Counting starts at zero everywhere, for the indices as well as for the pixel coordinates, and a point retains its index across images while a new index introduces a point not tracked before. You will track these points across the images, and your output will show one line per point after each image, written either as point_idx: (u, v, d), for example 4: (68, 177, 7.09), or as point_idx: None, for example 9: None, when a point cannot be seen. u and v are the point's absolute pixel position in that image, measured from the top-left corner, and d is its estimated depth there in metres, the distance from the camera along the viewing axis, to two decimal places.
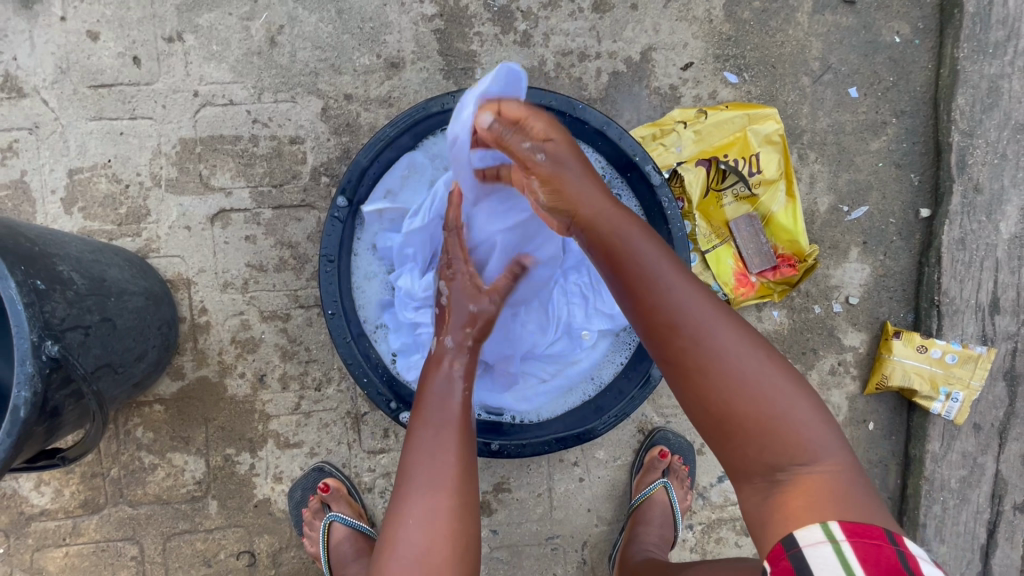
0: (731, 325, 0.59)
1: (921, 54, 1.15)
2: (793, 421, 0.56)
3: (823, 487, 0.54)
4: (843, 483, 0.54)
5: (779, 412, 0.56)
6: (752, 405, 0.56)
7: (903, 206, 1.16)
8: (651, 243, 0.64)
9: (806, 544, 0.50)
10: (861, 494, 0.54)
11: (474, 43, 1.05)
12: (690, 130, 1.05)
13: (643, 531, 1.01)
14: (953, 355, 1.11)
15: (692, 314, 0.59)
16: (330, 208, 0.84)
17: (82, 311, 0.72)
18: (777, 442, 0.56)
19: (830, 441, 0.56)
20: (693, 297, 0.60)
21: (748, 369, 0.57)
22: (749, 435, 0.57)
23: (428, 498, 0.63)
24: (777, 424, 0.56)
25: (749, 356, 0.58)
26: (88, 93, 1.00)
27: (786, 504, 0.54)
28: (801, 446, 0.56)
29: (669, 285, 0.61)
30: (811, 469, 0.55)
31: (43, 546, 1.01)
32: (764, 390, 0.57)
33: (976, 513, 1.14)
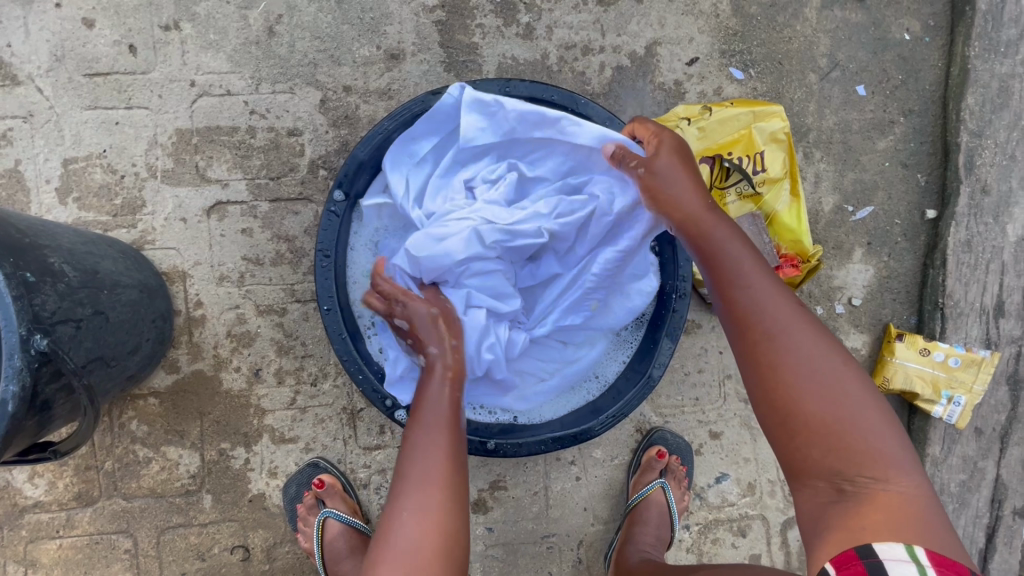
0: (815, 329, 0.61)
1: (931, 52, 1.13)
2: (870, 435, 0.56)
3: (894, 504, 0.54)
4: (915, 503, 0.54)
5: (857, 423, 0.56)
6: (826, 408, 0.57)
7: (909, 206, 1.14)
8: (742, 244, 0.67)
9: (887, 556, 0.50)
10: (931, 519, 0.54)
11: (476, 35, 1.03)
12: (694, 126, 1.02)
13: (640, 532, 1.00)
14: (956, 359, 1.09)
15: (775, 312, 0.61)
16: (327, 201, 0.85)
17: (73, 304, 0.70)
18: (854, 451, 0.56)
19: (904, 460, 0.56)
20: (780, 297, 0.62)
21: (830, 374, 0.58)
22: (823, 438, 0.57)
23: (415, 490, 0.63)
24: (852, 433, 0.56)
25: (832, 362, 0.59)
26: (83, 81, 0.98)
27: (852, 514, 0.55)
28: (874, 460, 0.55)
29: (755, 283, 0.63)
30: (883, 483, 0.55)
31: (36, 537, 1.00)
32: (844, 397, 0.57)
33: (975, 517, 1.13)
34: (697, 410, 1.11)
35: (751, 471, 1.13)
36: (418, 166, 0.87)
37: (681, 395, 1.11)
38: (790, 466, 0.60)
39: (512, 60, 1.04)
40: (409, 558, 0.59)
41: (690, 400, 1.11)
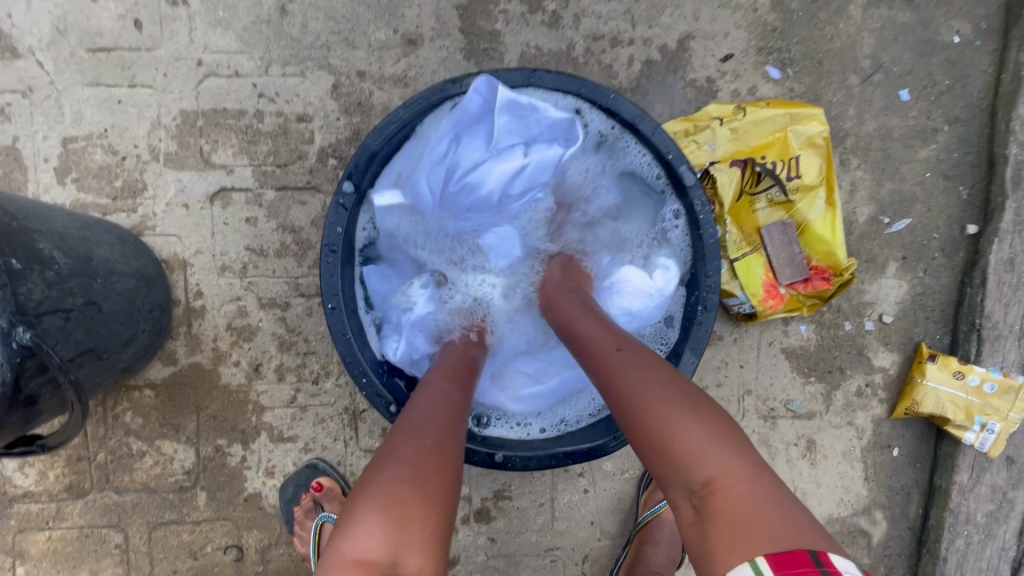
0: (637, 360, 0.60)
1: (981, 56, 1.06)
2: (680, 437, 0.52)
3: (730, 511, 0.48)
4: (755, 501, 0.48)
5: (666, 432, 0.53)
6: (645, 416, 0.55)
7: (948, 220, 1.08)
8: (579, 302, 0.74)
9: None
10: (769, 505, 0.48)
11: (499, 22, 0.98)
12: (726, 127, 0.97)
13: (650, 552, 0.95)
14: (993, 384, 1.03)
15: (597, 347, 0.65)
16: (336, 193, 0.77)
17: (63, 294, 0.66)
18: (676, 465, 0.51)
19: (722, 447, 0.51)
20: (601, 334, 0.66)
21: (643, 385, 0.57)
22: (650, 453, 0.54)
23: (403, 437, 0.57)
24: (668, 436, 0.53)
25: (649, 373, 0.58)
26: (86, 56, 0.94)
27: (712, 530, 0.48)
28: (696, 458, 0.51)
29: (583, 329, 0.69)
30: (717, 489, 0.49)
31: (25, 528, 0.97)
32: (651, 403, 0.55)
33: (1001, 550, 1.08)
34: None
35: None
36: (433, 163, 0.79)
37: None
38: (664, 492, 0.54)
39: (535, 50, 0.99)
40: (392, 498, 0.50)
41: None
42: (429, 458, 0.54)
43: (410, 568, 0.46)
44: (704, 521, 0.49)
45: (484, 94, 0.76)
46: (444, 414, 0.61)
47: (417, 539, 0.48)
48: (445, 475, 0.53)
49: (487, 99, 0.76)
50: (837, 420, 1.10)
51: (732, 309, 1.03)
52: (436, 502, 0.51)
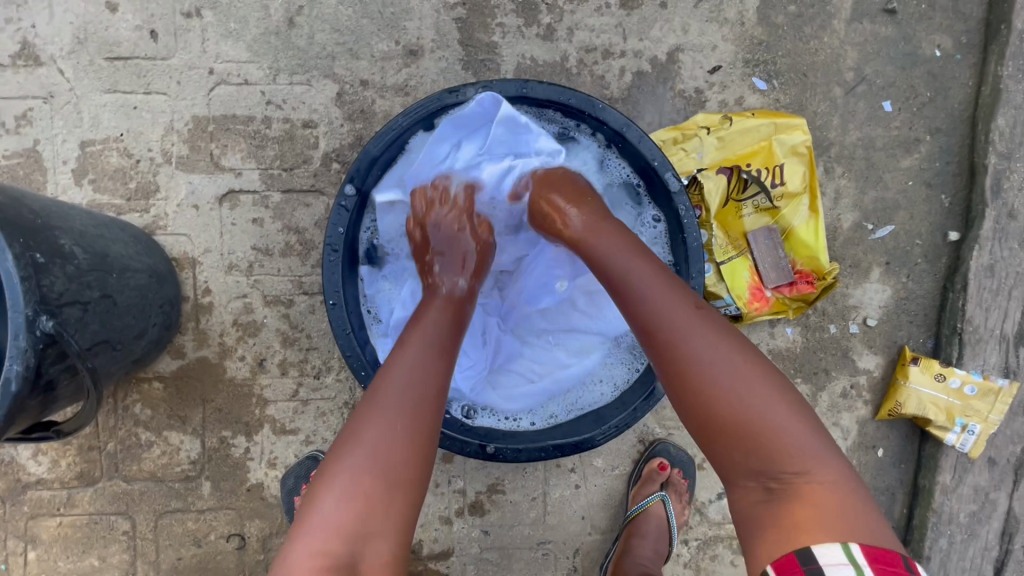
0: (726, 335, 0.61)
1: (962, 70, 1.10)
2: (775, 424, 0.57)
3: (820, 496, 0.56)
4: (837, 488, 0.57)
5: (762, 416, 0.58)
6: (736, 395, 0.58)
7: (931, 226, 1.11)
8: (634, 252, 0.69)
9: (827, 563, 0.51)
10: (847, 499, 0.56)
11: (496, 34, 1.02)
12: (713, 136, 1.02)
13: (638, 544, 0.99)
14: (972, 387, 1.06)
15: (673, 316, 0.62)
16: (338, 195, 0.81)
17: (82, 287, 0.70)
18: (769, 450, 0.57)
19: (810, 439, 0.58)
20: (676, 301, 0.63)
21: (735, 372, 0.59)
22: (734, 436, 0.58)
23: (378, 420, 0.59)
24: (762, 425, 0.57)
25: (737, 360, 0.60)
26: (104, 64, 0.99)
27: (788, 516, 0.56)
28: (791, 452, 0.57)
29: (651, 294, 0.64)
30: (809, 477, 0.57)
31: (37, 514, 1.01)
32: (750, 394, 0.58)
33: (983, 549, 1.11)
34: None
35: None
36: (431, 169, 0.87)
37: None
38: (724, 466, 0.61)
39: (531, 61, 1.03)
40: (360, 488, 0.56)
41: None
42: (401, 444, 0.58)
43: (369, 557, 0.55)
44: (779, 503, 0.57)
45: (485, 109, 0.82)
46: (426, 391, 0.62)
47: (381, 531, 0.56)
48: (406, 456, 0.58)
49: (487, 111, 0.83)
50: (823, 420, 1.13)
51: (719, 311, 1.06)
52: (403, 493, 0.57)
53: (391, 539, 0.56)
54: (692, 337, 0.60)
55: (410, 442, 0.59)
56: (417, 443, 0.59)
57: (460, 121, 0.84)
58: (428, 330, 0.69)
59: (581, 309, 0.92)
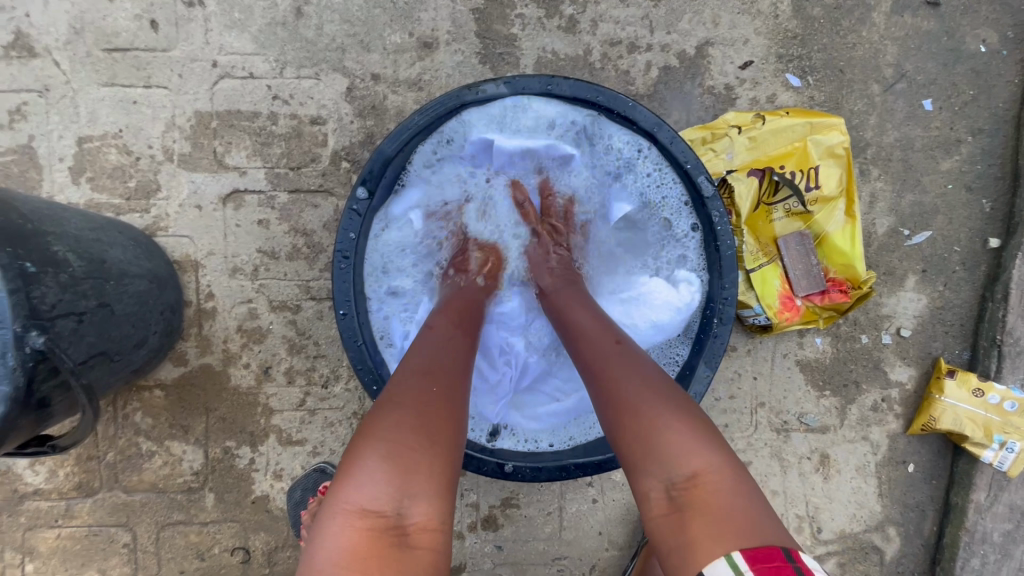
0: (639, 357, 0.62)
1: (1008, 66, 1.03)
2: (672, 430, 0.54)
3: (712, 502, 0.51)
4: (736, 495, 0.51)
5: (658, 423, 0.54)
6: (637, 406, 0.56)
7: (970, 233, 1.05)
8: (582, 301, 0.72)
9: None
10: (746, 506, 0.51)
11: (515, 26, 0.97)
12: (744, 136, 0.96)
13: (658, 560, 0.92)
14: (1012, 403, 1.01)
15: (595, 343, 0.64)
16: (349, 199, 0.76)
17: (76, 297, 0.66)
18: (665, 456, 0.53)
19: (710, 446, 0.53)
20: (600, 333, 0.65)
21: (642, 391, 0.57)
22: (641, 452, 0.54)
23: (411, 381, 0.59)
24: (661, 439, 0.54)
25: (639, 378, 0.58)
26: (102, 56, 0.94)
27: (688, 526, 0.50)
28: (683, 459, 0.53)
29: (579, 330, 0.67)
30: (702, 481, 0.52)
31: (34, 525, 0.97)
32: (641, 406, 0.56)
33: (1017, 570, 1.06)
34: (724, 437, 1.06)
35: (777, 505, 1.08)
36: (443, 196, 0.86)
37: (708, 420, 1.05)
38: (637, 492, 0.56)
39: (552, 55, 0.97)
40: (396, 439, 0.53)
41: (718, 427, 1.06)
42: (438, 400, 0.57)
43: (415, 518, 0.51)
44: (681, 515, 0.51)
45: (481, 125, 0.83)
46: (451, 362, 0.63)
47: (427, 488, 0.52)
48: (447, 417, 0.56)
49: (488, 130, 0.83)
50: (852, 434, 1.08)
51: (747, 320, 1.01)
52: (444, 448, 0.55)
53: (435, 497, 0.52)
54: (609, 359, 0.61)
55: (446, 398, 0.58)
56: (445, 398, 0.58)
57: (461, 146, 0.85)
58: (454, 313, 0.72)
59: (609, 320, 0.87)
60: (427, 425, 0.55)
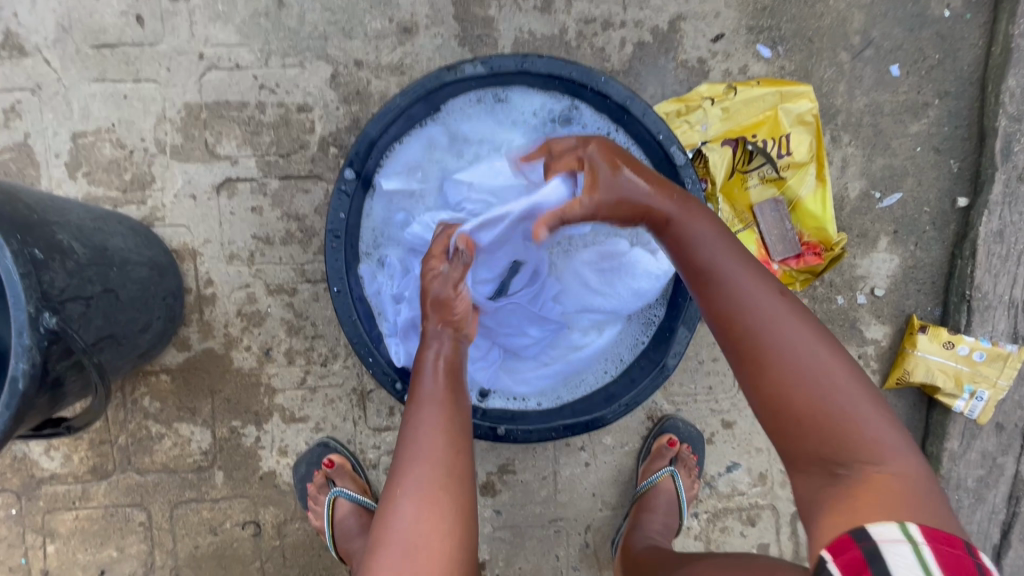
0: (815, 327, 0.58)
1: (972, 29, 1.07)
2: (854, 410, 0.53)
3: (890, 489, 0.50)
4: (914, 488, 0.50)
5: (837, 400, 0.53)
6: (812, 372, 0.55)
7: (939, 193, 1.09)
8: (721, 236, 0.64)
9: (882, 539, 0.46)
10: (931, 504, 0.50)
11: (492, 8, 0.99)
12: (717, 107, 0.99)
13: (648, 519, 0.99)
14: (981, 353, 1.06)
15: (754, 301, 0.59)
16: (337, 180, 0.80)
17: (83, 282, 0.70)
18: (837, 433, 0.53)
19: (891, 436, 0.53)
20: (762, 289, 0.60)
21: (820, 360, 0.55)
22: (809, 426, 0.54)
23: (414, 468, 0.61)
24: (846, 408, 0.53)
25: (822, 345, 0.56)
26: (91, 53, 0.96)
27: (856, 505, 0.50)
28: (869, 440, 0.52)
29: (737, 276, 0.61)
30: (878, 467, 0.51)
31: (53, 508, 1.02)
32: (817, 376, 0.54)
33: (991, 513, 1.11)
34: (709, 399, 1.11)
35: (762, 461, 1.13)
36: (432, 169, 0.87)
37: (693, 382, 1.10)
38: (789, 461, 0.57)
39: (529, 35, 1.00)
40: (412, 543, 0.56)
41: (703, 389, 1.10)
42: (435, 486, 0.60)
43: None
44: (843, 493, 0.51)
45: (463, 107, 0.87)
46: (449, 440, 0.63)
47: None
48: (441, 505, 0.59)
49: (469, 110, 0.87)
50: None
51: None
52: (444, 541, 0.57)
53: None
54: (778, 319, 0.57)
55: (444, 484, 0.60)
56: (451, 472, 0.61)
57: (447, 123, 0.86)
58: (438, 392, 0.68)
59: (594, 287, 0.88)
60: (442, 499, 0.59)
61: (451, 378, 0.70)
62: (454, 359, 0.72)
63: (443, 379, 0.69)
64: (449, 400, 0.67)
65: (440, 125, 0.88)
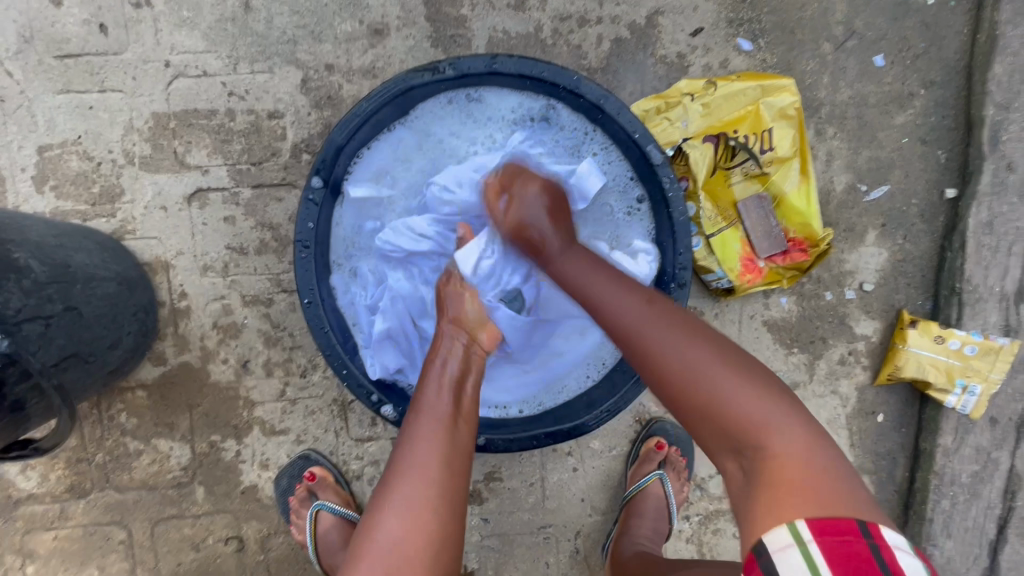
0: (682, 325, 0.61)
1: (957, 17, 1.04)
2: (735, 400, 0.55)
3: (782, 471, 0.50)
4: (815, 467, 0.50)
5: (719, 394, 0.55)
6: (690, 382, 0.56)
7: (927, 184, 1.07)
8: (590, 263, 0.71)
9: (775, 549, 0.45)
10: (835, 482, 0.49)
11: (464, 7, 0.97)
12: (697, 103, 0.97)
13: (636, 525, 0.97)
14: (972, 347, 1.04)
15: (630, 314, 0.63)
16: (304, 189, 0.77)
17: (41, 301, 0.68)
18: (732, 427, 0.54)
19: (778, 415, 0.53)
20: (628, 299, 0.64)
21: (700, 359, 0.57)
22: (705, 420, 0.56)
23: (407, 488, 0.59)
24: (725, 410, 0.54)
25: (698, 346, 0.58)
26: (54, 63, 0.94)
27: (757, 494, 0.50)
28: (756, 427, 0.53)
29: (609, 297, 0.65)
30: (769, 452, 0.52)
31: (32, 529, 1.00)
32: (700, 373, 0.56)
33: (986, 508, 1.10)
34: None
35: None
36: (404, 177, 0.87)
37: None
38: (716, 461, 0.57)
39: (503, 34, 0.98)
40: (392, 562, 0.55)
41: None
42: (426, 505, 0.58)
43: None
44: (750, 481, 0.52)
45: (434, 111, 0.84)
46: (448, 461, 0.62)
47: None
48: (428, 522, 0.58)
49: (440, 114, 0.85)
50: (821, 389, 1.11)
51: (711, 285, 1.04)
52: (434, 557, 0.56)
53: None
54: (650, 326, 0.61)
55: (438, 501, 0.59)
56: (444, 496, 0.59)
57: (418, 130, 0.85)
58: (440, 413, 0.66)
59: None
60: (433, 519, 0.58)
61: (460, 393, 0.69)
62: (462, 376, 0.71)
63: (447, 394, 0.68)
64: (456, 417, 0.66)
65: (411, 130, 0.85)
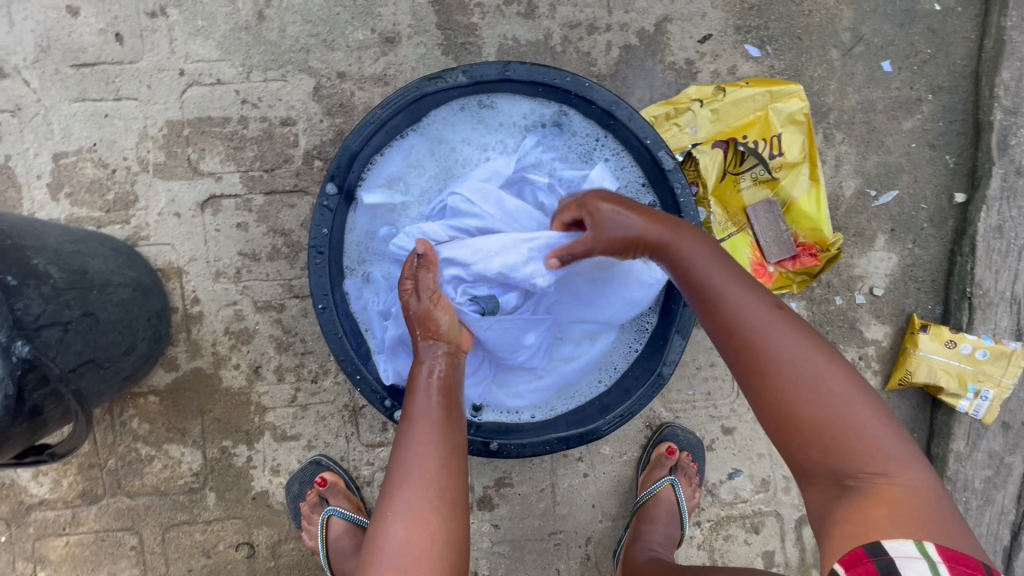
0: (808, 333, 0.58)
1: (963, 23, 1.05)
2: (859, 423, 0.53)
3: (900, 501, 0.50)
4: (924, 499, 0.51)
5: (845, 416, 0.53)
6: (818, 396, 0.54)
7: (936, 189, 1.07)
8: (709, 250, 0.65)
9: (899, 554, 0.46)
10: (944, 520, 0.50)
11: (475, 15, 0.98)
12: (706, 109, 0.97)
13: (648, 530, 0.97)
14: (984, 351, 1.04)
15: (756, 315, 0.59)
16: (319, 195, 0.79)
17: (60, 307, 0.69)
18: (850, 449, 0.52)
19: (891, 442, 0.53)
20: (757, 301, 0.60)
21: (824, 376, 0.55)
22: (820, 437, 0.54)
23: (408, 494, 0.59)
24: (841, 430, 0.53)
25: (827, 359, 0.56)
26: (70, 72, 0.95)
27: (856, 514, 0.51)
28: (874, 453, 0.52)
29: (729, 291, 0.61)
30: (885, 479, 0.51)
31: (43, 535, 1.00)
32: (829, 395, 0.54)
33: (1000, 514, 1.09)
34: (708, 405, 1.09)
35: (765, 467, 1.10)
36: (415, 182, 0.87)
37: (692, 389, 1.08)
38: (800, 475, 0.56)
39: (513, 41, 0.99)
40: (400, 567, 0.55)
41: (701, 395, 1.09)
42: (427, 509, 0.59)
43: None
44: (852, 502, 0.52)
45: (446, 117, 0.85)
46: (446, 465, 0.62)
47: None
48: (433, 528, 0.58)
49: (452, 120, 0.86)
50: None
51: None
52: (446, 562, 0.57)
53: None
54: (777, 331, 0.57)
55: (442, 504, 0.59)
56: (446, 499, 0.60)
57: (430, 135, 0.86)
58: (436, 417, 0.65)
59: (585, 299, 0.86)
60: (437, 522, 0.58)
61: (447, 394, 0.68)
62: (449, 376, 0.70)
63: (437, 399, 0.67)
64: (444, 414, 0.66)
65: (424, 137, 0.86)
